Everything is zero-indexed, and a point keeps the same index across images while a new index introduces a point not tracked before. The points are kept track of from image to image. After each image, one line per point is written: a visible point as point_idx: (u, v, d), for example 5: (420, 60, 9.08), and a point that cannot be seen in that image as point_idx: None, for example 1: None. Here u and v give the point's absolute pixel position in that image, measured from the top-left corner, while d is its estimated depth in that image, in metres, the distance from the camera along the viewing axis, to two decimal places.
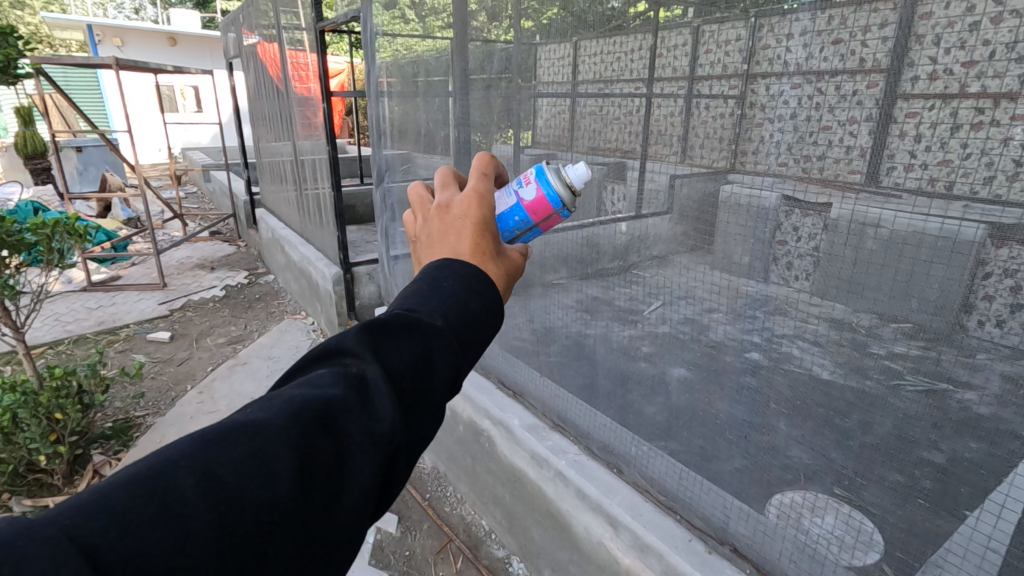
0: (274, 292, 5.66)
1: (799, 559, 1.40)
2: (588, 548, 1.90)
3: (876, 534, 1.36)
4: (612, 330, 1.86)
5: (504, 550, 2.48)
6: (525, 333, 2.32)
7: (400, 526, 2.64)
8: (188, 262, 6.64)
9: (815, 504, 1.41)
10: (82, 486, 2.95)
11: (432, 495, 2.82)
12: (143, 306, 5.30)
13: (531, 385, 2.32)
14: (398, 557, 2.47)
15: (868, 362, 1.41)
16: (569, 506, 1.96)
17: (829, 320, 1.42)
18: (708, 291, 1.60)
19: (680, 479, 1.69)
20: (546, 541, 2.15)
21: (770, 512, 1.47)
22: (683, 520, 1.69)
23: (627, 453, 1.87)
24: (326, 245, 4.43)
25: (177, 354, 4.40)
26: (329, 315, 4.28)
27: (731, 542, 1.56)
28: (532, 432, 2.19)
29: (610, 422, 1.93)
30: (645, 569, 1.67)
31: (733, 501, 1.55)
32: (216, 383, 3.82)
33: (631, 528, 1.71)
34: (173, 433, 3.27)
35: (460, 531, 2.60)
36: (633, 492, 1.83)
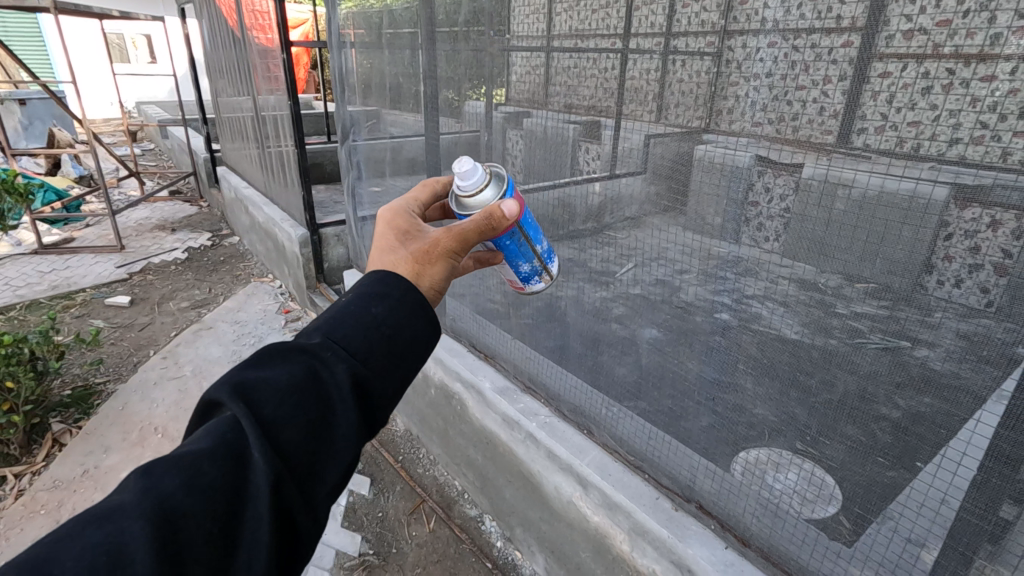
0: (238, 255, 5.52)
1: (762, 514, 1.56)
2: (558, 506, 2.02)
3: (836, 488, 1.42)
4: (586, 291, 1.94)
5: (477, 509, 2.56)
6: (496, 295, 2.33)
7: (373, 488, 2.69)
8: (147, 223, 6.40)
9: (780, 461, 1.50)
10: (42, 456, 2.90)
11: (405, 457, 2.87)
12: (99, 270, 5.11)
13: (502, 349, 2.35)
14: (372, 518, 2.53)
15: (833, 321, 1.35)
16: (540, 466, 2.07)
17: (796, 281, 1.40)
18: (680, 252, 1.62)
19: (650, 440, 1.82)
20: (518, 500, 2.25)
21: (737, 469, 1.59)
22: (652, 479, 1.83)
23: (599, 416, 1.98)
24: (291, 205, 4.31)
25: (139, 319, 4.29)
26: (298, 279, 4.23)
27: (697, 499, 1.71)
28: (503, 395, 2.24)
29: (580, 385, 2.02)
30: (615, 525, 1.81)
31: (699, 461, 1.68)
32: (181, 348, 3.75)
33: (599, 487, 1.85)
34: (136, 400, 3.22)
35: (432, 492, 2.67)
36: (604, 453, 1.95)
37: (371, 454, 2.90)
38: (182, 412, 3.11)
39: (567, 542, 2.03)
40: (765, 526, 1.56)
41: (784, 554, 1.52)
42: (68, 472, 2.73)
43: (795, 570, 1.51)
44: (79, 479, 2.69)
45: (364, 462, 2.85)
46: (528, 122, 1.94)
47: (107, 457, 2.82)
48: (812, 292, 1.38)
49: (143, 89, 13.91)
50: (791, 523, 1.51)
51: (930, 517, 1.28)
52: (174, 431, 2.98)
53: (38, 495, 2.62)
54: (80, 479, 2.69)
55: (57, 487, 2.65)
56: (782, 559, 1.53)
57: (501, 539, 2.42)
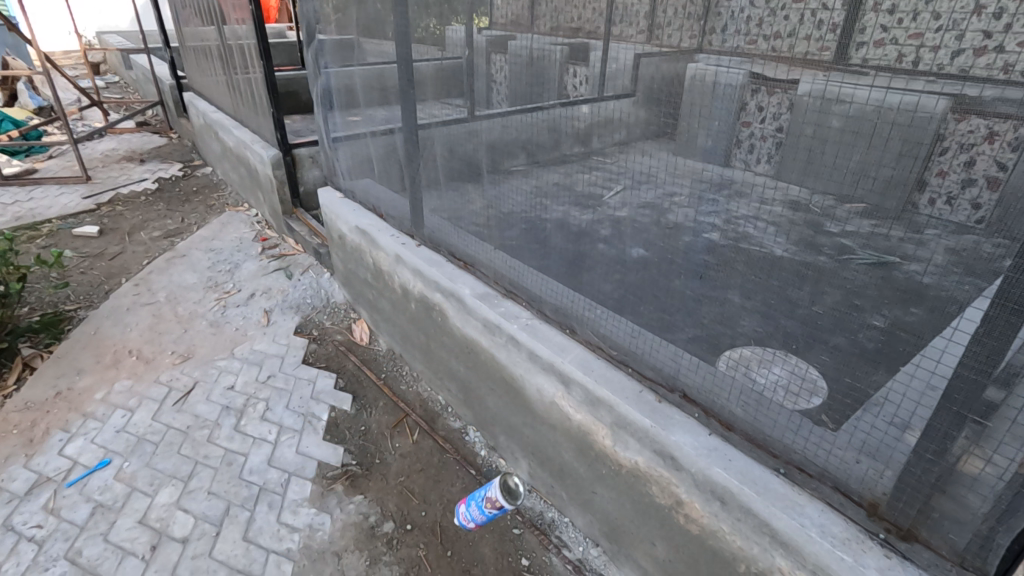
0: (212, 185, 5.39)
1: (749, 403, 1.51)
2: (541, 407, 2.07)
3: (820, 380, 1.47)
4: (570, 214, 1.90)
5: (460, 422, 2.74)
6: (479, 217, 2.30)
7: (355, 404, 2.87)
8: (114, 154, 6.21)
9: (764, 358, 1.56)
10: (13, 380, 3.01)
11: (387, 374, 3.07)
12: (63, 201, 5.02)
13: (482, 256, 2.34)
14: (353, 431, 2.71)
15: (822, 241, 1.48)
16: (522, 368, 2.10)
17: (788, 203, 1.42)
18: (669, 175, 1.55)
19: (633, 336, 1.77)
20: (502, 406, 2.33)
21: (722, 363, 1.60)
22: (636, 372, 1.79)
23: (581, 314, 1.93)
24: (261, 126, 4.14)
25: (109, 249, 4.31)
26: (273, 205, 4.28)
27: (681, 389, 1.66)
28: (483, 301, 2.24)
29: (560, 286, 1.99)
30: (596, 420, 1.82)
31: (684, 354, 1.63)
32: (153, 276, 3.90)
33: (581, 384, 1.83)
34: (108, 326, 3.38)
35: (416, 406, 2.86)
36: (585, 351, 1.92)
37: (353, 372, 3.09)
38: (155, 335, 3.32)
39: (549, 445, 2.12)
40: (753, 416, 1.50)
41: (771, 437, 1.46)
42: (41, 394, 2.89)
43: (781, 454, 1.45)
44: (53, 400, 2.85)
45: (346, 379, 3.03)
46: (512, 45, 1.85)
47: (80, 379, 2.99)
48: (801, 213, 1.43)
49: (101, 18, 12.83)
50: (777, 410, 1.46)
51: (912, 410, 1.28)
52: (148, 352, 3.18)
53: (11, 415, 2.77)
54: (53, 400, 2.85)
55: (30, 408, 2.79)
56: (769, 444, 1.47)
57: (485, 449, 2.59)
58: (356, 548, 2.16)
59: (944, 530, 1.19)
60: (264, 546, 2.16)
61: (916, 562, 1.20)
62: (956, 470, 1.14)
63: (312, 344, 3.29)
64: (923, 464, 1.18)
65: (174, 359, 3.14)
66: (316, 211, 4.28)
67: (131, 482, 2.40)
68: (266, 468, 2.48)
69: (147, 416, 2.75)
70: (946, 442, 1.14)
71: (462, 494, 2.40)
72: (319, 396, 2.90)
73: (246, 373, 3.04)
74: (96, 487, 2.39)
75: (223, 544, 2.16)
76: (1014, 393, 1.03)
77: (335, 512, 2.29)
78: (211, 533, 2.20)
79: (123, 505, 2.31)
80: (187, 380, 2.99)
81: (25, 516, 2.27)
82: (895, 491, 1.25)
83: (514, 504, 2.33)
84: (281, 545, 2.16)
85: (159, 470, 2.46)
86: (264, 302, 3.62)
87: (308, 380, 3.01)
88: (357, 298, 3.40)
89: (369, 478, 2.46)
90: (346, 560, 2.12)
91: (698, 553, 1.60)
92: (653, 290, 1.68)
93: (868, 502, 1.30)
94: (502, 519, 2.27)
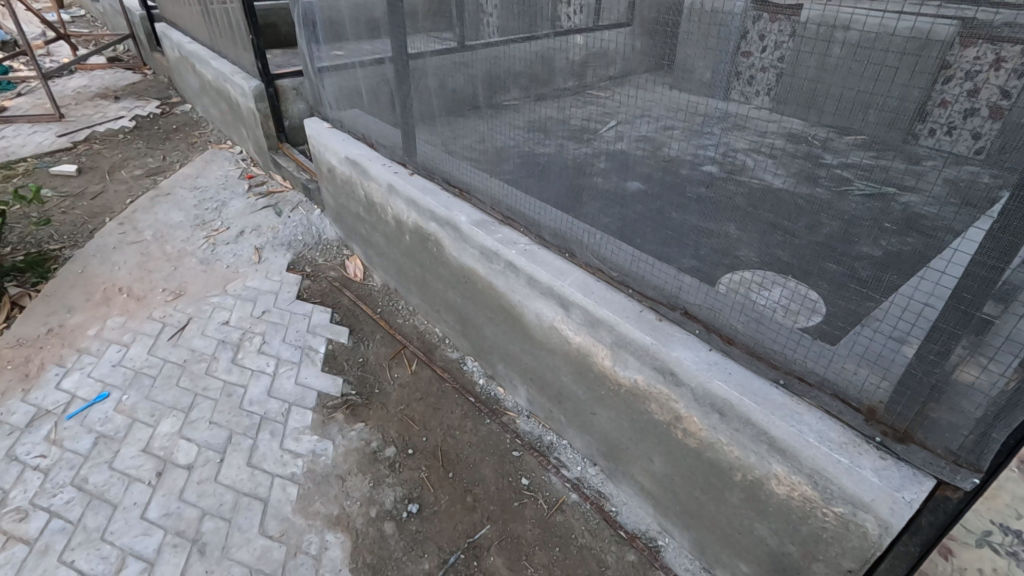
0: (193, 123, 5.21)
1: (749, 322, 1.56)
2: (540, 332, 2.14)
3: (819, 301, 1.42)
4: (566, 147, 1.86)
5: (458, 352, 2.81)
6: (476, 153, 2.28)
7: (351, 337, 2.94)
8: (87, 91, 5.96)
9: (762, 280, 1.52)
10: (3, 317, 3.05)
11: (384, 310, 3.11)
12: (38, 140, 4.90)
13: (477, 184, 2.34)
14: (351, 362, 2.79)
15: (821, 172, 1.39)
16: (521, 295, 2.15)
17: (787, 135, 1.34)
18: (667, 110, 1.52)
19: (634, 260, 1.81)
20: (499, 334, 2.41)
21: (723, 284, 1.59)
22: (636, 294, 1.85)
23: (580, 239, 1.97)
24: (240, 57, 3.97)
25: (90, 188, 4.25)
26: (257, 140, 4.17)
27: (683, 307, 1.72)
28: (481, 228, 2.26)
29: (559, 214, 2.02)
30: (597, 342, 1.90)
31: (685, 276, 1.68)
32: (138, 216, 3.85)
33: (581, 306, 1.90)
34: (95, 265, 3.40)
35: (413, 338, 2.92)
36: (584, 274, 1.97)
37: (348, 307, 3.14)
38: (144, 274, 3.34)
39: (548, 370, 2.20)
40: (752, 332, 1.56)
41: (771, 351, 1.53)
42: (32, 331, 2.93)
43: (781, 365, 1.52)
44: (45, 336, 2.91)
45: (341, 314, 3.08)
46: None
47: (71, 317, 3.03)
48: (801, 146, 1.35)
49: None
50: (779, 327, 1.50)
51: (908, 325, 1.25)
52: (138, 290, 3.21)
53: (5, 351, 2.82)
54: (45, 336, 2.90)
55: (21, 345, 2.85)
56: (770, 356, 1.54)
57: (483, 378, 2.66)
58: (359, 471, 2.26)
59: (940, 432, 1.24)
60: (269, 470, 2.25)
61: (912, 462, 1.27)
62: (952, 379, 1.19)
63: (306, 280, 3.32)
64: (920, 377, 1.24)
65: (166, 296, 3.17)
66: (304, 148, 4.19)
67: (131, 413, 2.48)
68: (266, 398, 2.56)
69: (142, 351, 2.81)
70: (950, 343, 1.17)
71: (462, 420, 2.48)
72: (316, 329, 2.96)
73: (241, 309, 3.08)
74: (96, 419, 2.46)
75: (228, 469, 2.25)
76: (1012, 304, 1.08)
77: (337, 438, 2.38)
78: (215, 460, 2.28)
79: (126, 434, 2.39)
80: (180, 317, 3.03)
81: (28, 447, 2.35)
82: (894, 395, 1.30)
83: (513, 429, 2.42)
84: (285, 469, 2.25)
85: (160, 402, 2.54)
86: (254, 240, 3.61)
87: (303, 315, 3.06)
88: (350, 234, 3.39)
89: (370, 408, 2.54)
90: (350, 481, 2.21)
91: (693, 464, 1.72)
92: (654, 218, 1.70)
93: (866, 408, 1.37)
94: (502, 443, 2.37)
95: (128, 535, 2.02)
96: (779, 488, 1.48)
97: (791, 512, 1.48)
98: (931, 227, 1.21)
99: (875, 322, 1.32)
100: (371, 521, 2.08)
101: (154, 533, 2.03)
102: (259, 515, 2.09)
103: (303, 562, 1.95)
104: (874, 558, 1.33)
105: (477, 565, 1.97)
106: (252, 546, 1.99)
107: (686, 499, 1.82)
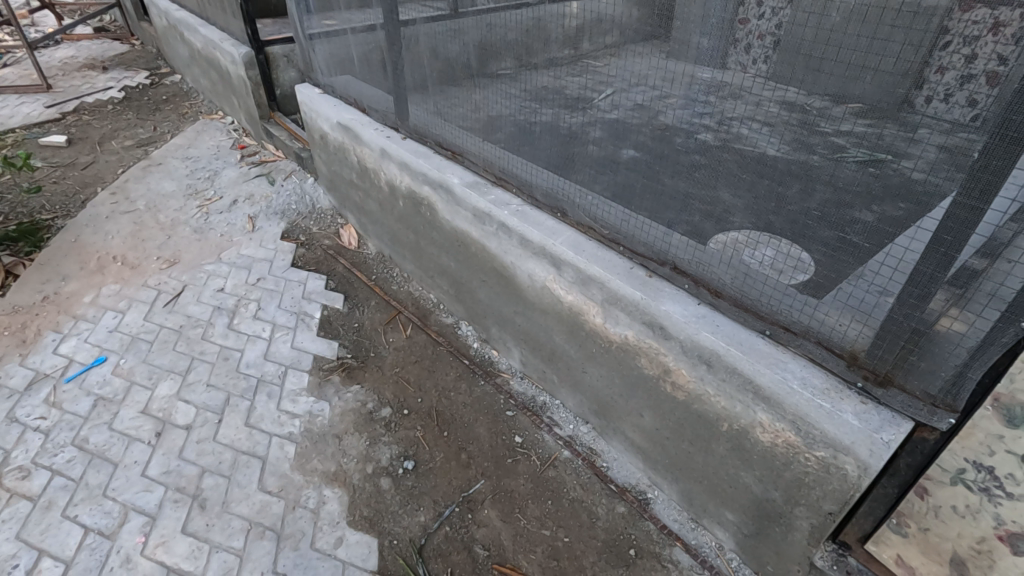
0: (183, 93, 5.12)
1: (736, 277, 1.60)
2: (533, 292, 2.17)
3: (807, 258, 1.43)
4: (561, 117, 1.86)
5: (453, 317, 2.84)
6: (469, 121, 2.26)
7: (346, 303, 2.96)
8: (74, 61, 5.82)
9: (750, 240, 1.54)
10: None
11: (378, 276, 3.12)
12: (26, 110, 4.80)
13: (469, 146, 2.32)
14: (347, 327, 2.81)
15: (815, 139, 1.29)
16: (513, 256, 2.17)
17: (783, 103, 1.30)
18: (661, 78, 1.51)
19: (625, 219, 1.83)
20: (492, 297, 2.44)
21: (714, 243, 1.63)
22: (627, 251, 1.88)
23: (572, 198, 1.98)
24: (229, 23, 3.89)
25: (81, 158, 4.19)
26: (249, 110, 4.11)
27: (672, 262, 1.75)
28: (473, 189, 2.26)
29: (551, 174, 2.02)
30: (588, 299, 1.94)
31: (673, 232, 1.71)
32: (130, 184, 3.82)
33: (573, 264, 1.93)
34: (88, 234, 3.38)
35: (408, 304, 2.94)
36: (576, 234, 2.00)
37: (343, 275, 3.15)
38: (138, 242, 3.33)
39: (541, 331, 2.24)
40: (739, 286, 1.61)
41: (758, 302, 1.58)
42: (28, 298, 2.94)
43: (768, 316, 1.56)
44: (41, 303, 2.92)
45: (336, 281, 3.09)
46: None
47: (66, 285, 3.04)
48: (796, 113, 1.28)
49: None
50: (773, 283, 1.53)
51: (889, 274, 1.29)
52: (132, 259, 3.21)
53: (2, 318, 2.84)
54: (41, 304, 2.92)
55: (17, 312, 2.87)
56: (756, 308, 1.58)
57: (478, 341, 2.70)
58: (355, 430, 2.31)
59: (920, 377, 1.28)
60: (266, 430, 2.30)
61: (890, 406, 1.34)
62: (935, 329, 1.23)
63: (300, 249, 3.31)
64: (903, 328, 1.28)
65: (160, 264, 3.17)
66: (296, 117, 4.12)
67: (129, 376, 2.52)
68: (262, 361, 2.60)
69: (138, 317, 2.83)
70: (931, 287, 1.20)
71: (457, 381, 2.53)
72: (311, 296, 2.98)
73: (235, 277, 3.09)
74: (94, 382, 2.50)
75: (226, 429, 2.29)
76: (997, 260, 1.10)
77: (333, 399, 2.43)
78: (213, 420, 2.33)
79: (125, 396, 2.43)
80: (175, 284, 3.04)
81: (28, 409, 2.39)
82: (876, 340, 1.34)
83: (507, 389, 2.47)
84: (282, 429, 2.30)
85: (157, 365, 2.58)
86: (247, 208, 3.59)
87: (298, 282, 3.07)
88: (344, 203, 3.38)
89: (366, 370, 2.58)
90: (347, 440, 2.27)
91: (681, 416, 1.78)
92: (645, 184, 1.71)
93: (848, 354, 1.42)
94: (496, 403, 2.42)
95: (130, 491, 2.07)
96: (764, 436, 1.55)
97: (774, 458, 1.55)
98: (925, 193, 1.16)
99: (859, 277, 1.34)
100: (367, 477, 2.14)
101: (155, 489, 2.08)
102: (257, 473, 2.14)
103: (301, 515, 2.01)
104: (854, 499, 1.40)
105: (471, 518, 2.02)
106: (251, 501, 2.05)
107: (673, 452, 1.88)
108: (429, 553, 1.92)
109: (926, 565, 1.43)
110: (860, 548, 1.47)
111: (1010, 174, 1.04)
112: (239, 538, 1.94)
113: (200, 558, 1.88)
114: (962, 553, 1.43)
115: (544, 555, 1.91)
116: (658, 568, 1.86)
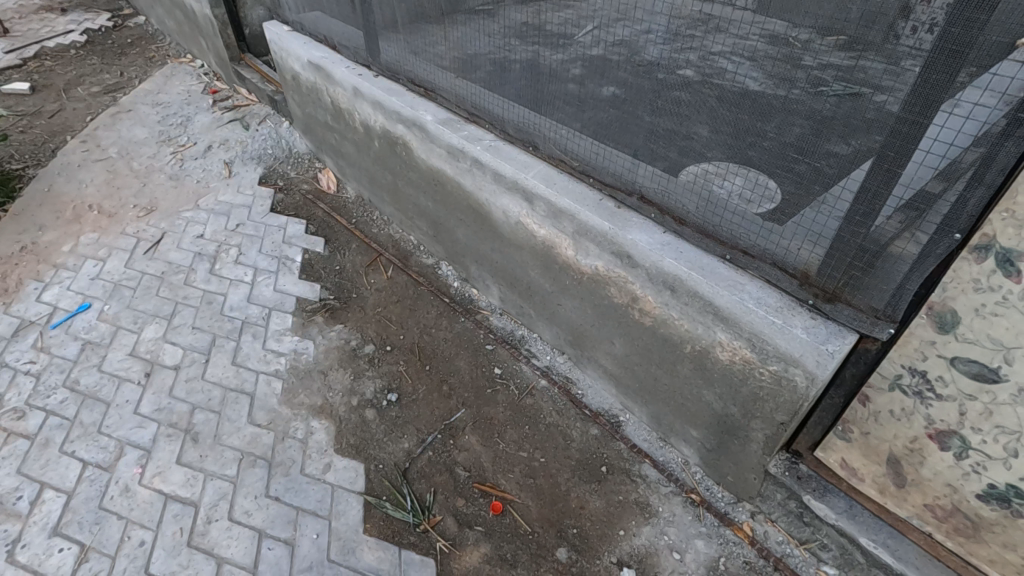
0: (149, 35, 4.85)
1: (699, 205, 1.62)
2: (507, 227, 2.17)
3: (774, 188, 1.42)
4: (542, 55, 1.80)
5: (433, 259, 2.84)
6: (445, 59, 2.18)
7: (328, 247, 2.94)
8: (30, 3, 5.45)
9: (721, 170, 1.52)
10: None
11: (357, 220, 3.09)
12: None
13: (444, 84, 2.25)
14: (329, 271, 2.81)
15: (798, 74, 1.26)
16: (487, 192, 2.16)
17: (767, 36, 1.27)
18: (642, 11, 1.47)
19: (596, 151, 1.82)
20: (469, 234, 2.44)
21: (684, 173, 1.61)
22: (597, 183, 1.88)
23: (544, 132, 1.95)
24: None
25: (47, 106, 4.00)
26: (218, 52, 3.92)
27: (639, 191, 1.76)
28: (445, 125, 2.22)
29: (523, 109, 1.98)
30: (561, 232, 1.95)
31: (640, 161, 1.70)
32: (100, 132, 3.68)
33: (545, 199, 1.93)
34: (61, 183, 3.28)
35: (388, 247, 2.93)
36: (549, 168, 1.99)
37: (322, 219, 3.11)
38: (113, 191, 3.24)
39: (517, 266, 2.26)
40: (702, 213, 1.63)
41: (720, 228, 1.60)
42: (5, 249, 2.88)
43: (727, 241, 1.60)
44: (20, 253, 2.87)
45: (316, 226, 3.06)
46: None
47: (44, 235, 2.97)
48: (779, 47, 1.25)
49: None
50: (738, 212, 1.54)
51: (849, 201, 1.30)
52: (108, 207, 3.13)
53: None
54: (20, 254, 2.86)
55: None
56: (717, 233, 1.62)
57: (458, 280, 2.72)
58: (340, 367, 2.36)
59: (871, 299, 1.33)
60: (253, 367, 2.34)
61: (838, 319, 1.40)
62: (889, 254, 1.26)
63: (279, 194, 3.25)
64: (861, 254, 1.31)
65: (137, 212, 3.11)
66: (268, 58, 3.95)
67: (115, 322, 2.52)
68: (246, 304, 2.60)
69: (119, 265, 2.80)
70: (888, 210, 1.22)
71: (438, 319, 2.57)
72: (292, 240, 2.96)
73: (214, 223, 3.04)
74: (80, 328, 2.50)
75: (214, 368, 2.33)
76: (954, 184, 1.11)
77: (318, 339, 2.46)
78: (201, 360, 2.36)
79: (112, 340, 2.45)
80: (154, 232, 2.99)
81: (17, 354, 2.41)
82: (826, 258, 1.39)
83: (488, 325, 2.52)
84: (268, 366, 2.34)
85: (141, 311, 2.57)
86: (223, 154, 3.49)
87: (277, 227, 3.03)
88: (320, 146, 3.30)
89: (349, 310, 2.60)
90: (333, 375, 2.32)
91: (649, 341, 1.85)
92: (624, 123, 1.68)
93: (801, 273, 1.46)
94: (476, 338, 2.47)
95: (124, 428, 2.12)
96: (723, 354, 1.62)
97: (732, 375, 1.62)
98: (899, 126, 1.15)
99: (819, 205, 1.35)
100: (352, 409, 2.21)
101: (148, 426, 2.13)
102: (247, 408, 2.19)
103: (291, 444, 2.08)
104: (803, 408, 1.49)
105: (453, 443, 2.11)
106: (242, 434, 2.11)
107: (644, 377, 1.96)
108: (414, 475, 2.01)
109: (871, 465, 1.52)
110: (809, 455, 1.66)
111: (972, 96, 1.04)
112: (231, 467, 2.00)
113: (196, 486, 1.95)
114: (901, 452, 1.45)
115: (522, 474, 2.01)
116: (628, 482, 1.96)
